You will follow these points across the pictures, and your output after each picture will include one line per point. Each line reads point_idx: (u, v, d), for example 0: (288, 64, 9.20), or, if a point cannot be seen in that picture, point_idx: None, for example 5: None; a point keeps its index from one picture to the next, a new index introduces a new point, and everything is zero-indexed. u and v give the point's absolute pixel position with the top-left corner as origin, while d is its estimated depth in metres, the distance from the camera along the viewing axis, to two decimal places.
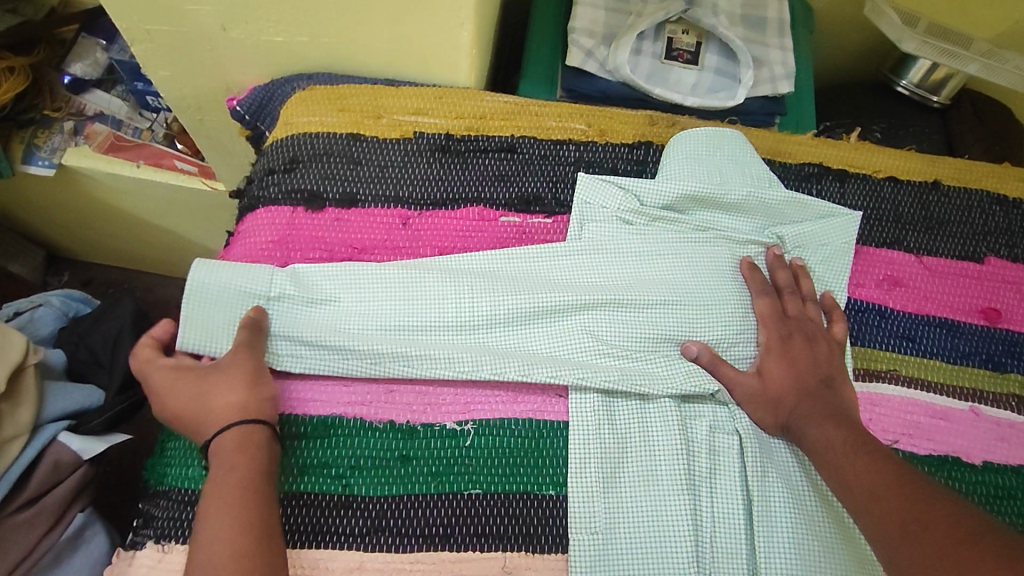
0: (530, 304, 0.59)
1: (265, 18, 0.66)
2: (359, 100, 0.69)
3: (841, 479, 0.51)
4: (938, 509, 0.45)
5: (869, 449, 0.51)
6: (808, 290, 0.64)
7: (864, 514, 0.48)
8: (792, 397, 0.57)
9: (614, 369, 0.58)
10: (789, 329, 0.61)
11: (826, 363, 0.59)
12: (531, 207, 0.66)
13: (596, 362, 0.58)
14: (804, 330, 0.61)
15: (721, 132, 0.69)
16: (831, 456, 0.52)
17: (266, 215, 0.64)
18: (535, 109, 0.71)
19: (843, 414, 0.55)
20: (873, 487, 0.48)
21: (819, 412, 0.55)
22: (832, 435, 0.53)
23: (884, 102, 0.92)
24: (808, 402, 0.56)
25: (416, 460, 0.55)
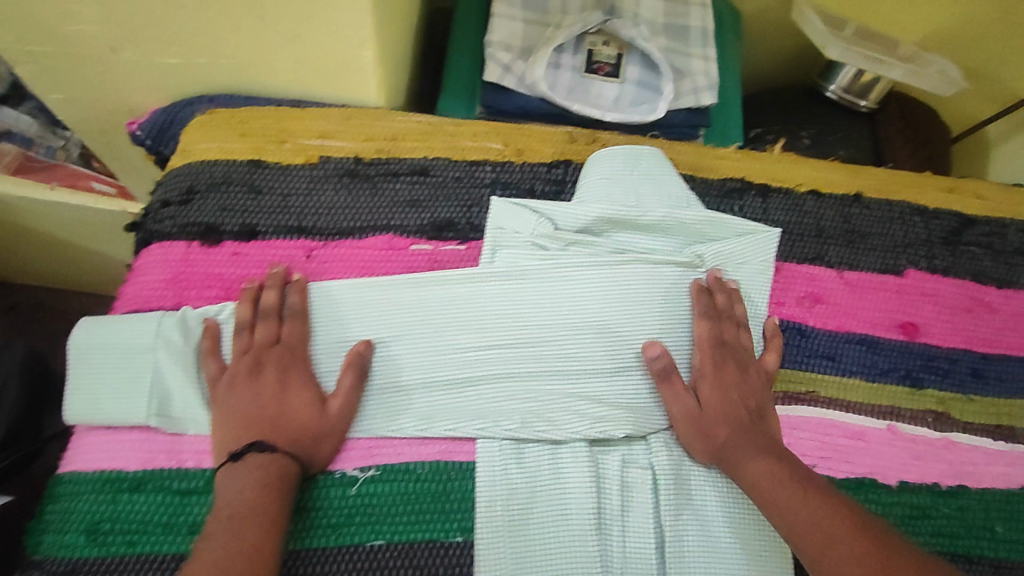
0: (432, 348, 0.58)
1: (153, 38, 0.61)
2: (261, 123, 0.65)
3: (786, 519, 0.49)
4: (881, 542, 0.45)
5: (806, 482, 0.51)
6: (741, 314, 0.63)
7: (809, 549, 0.47)
8: (726, 429, 0.56)
9: (516, 411, 0.57)
10: (724, 354, 0.60)
11: (758, 392, 0.59)
12: (443, 234, 0.64)
13: (495, 410, 0.57)
14: (737, 358, 0.60)
15: (640, 149, 0.67)
16: (766, 490, 0.51)
17: (160, 251, 0.60)
18: (450, 128, 0.68)
19: (777, 447, 0.55)
20: (820, 524, 0.47)
21: (756, 446, 0.55)
22: (773, 469, 0.52)
23: (815, 108, 0.91)
24: (741, 435, 0.56)
25: (317, 511, 0.53)
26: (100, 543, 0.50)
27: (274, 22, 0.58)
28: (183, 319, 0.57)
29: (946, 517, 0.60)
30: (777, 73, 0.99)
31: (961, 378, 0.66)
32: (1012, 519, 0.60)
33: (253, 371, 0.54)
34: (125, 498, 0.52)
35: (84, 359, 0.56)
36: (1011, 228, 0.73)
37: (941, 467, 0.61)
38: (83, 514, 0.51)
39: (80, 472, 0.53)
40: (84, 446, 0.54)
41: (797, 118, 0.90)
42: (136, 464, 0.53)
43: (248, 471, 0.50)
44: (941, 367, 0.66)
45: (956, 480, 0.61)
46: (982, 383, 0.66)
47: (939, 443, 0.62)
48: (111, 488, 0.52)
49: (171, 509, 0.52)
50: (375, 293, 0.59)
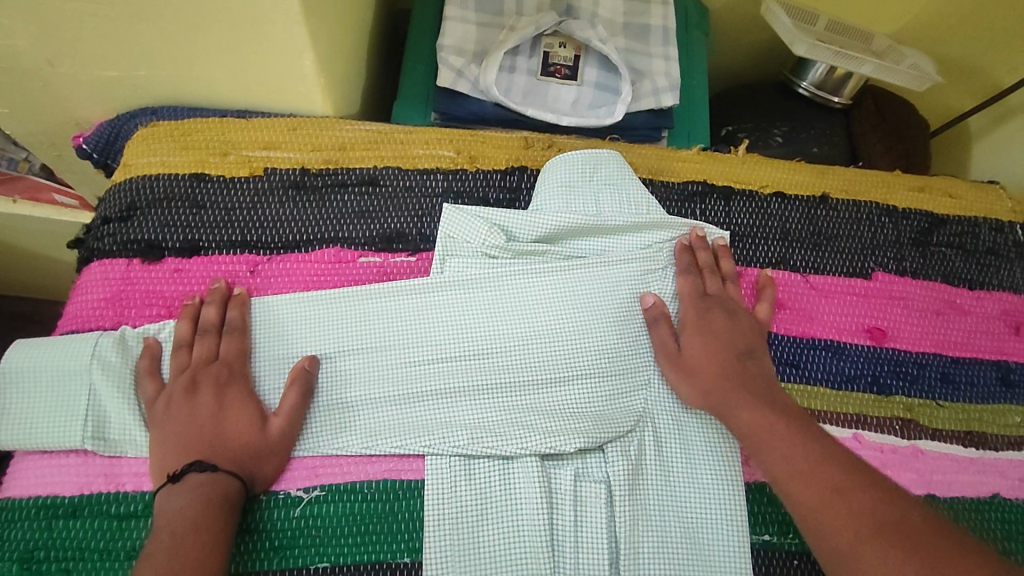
0: (379, 362, 0.57)
1: (88, 51, 0.60)
2: (205, 135, 0.64)
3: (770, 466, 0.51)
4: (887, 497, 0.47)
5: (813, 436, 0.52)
6: (727, 269, 0.63)
7: (810, 501, 0.48)
8: (717, 372, 0.56)
9: (464, 425, 0.55)
10: (708, 306, 0.60)
11: (748, 335, 0.59)
12: (393, 245, 0.62)
13: (443, 424, 0.55)
14: (725, 305, 0.60)
15: (596, 153, 0.65)
16: (769, 436, 0.52)
17: (100, 270, 0.59)
18: (401, 136, 0.66)
19: (768, 393, 0.55)
20: (826, 478, 0.48)
21: (746, 400, 0.54)
22: (759, 424, 0.53)
23: (786, 105, 0.89)
24: (732, 385, 0.55)
25: (258, 535, 0.51)
26: (34, 572, 0.49)
27: (208, 33, 0.57)
28: (122, 338, 0.55)
29: None
30: (749, 69, 0.96)
31: (931, 383, 0.64)
32: (983, 530, 0.58)
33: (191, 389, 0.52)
34: (60, 524, 0.50)
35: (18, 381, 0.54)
36: (983, 227, 0.71)
37: (909, 476, 0.59)
38: (17, 542, 0.50)
39: (15, 499, 0.51)
40: (18, 472, 0.52)
41: (768, 116, 0.88)
42: (71, 489, 0.51)
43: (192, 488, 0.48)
44: (909, 372, 0.64)
45: (925, 489, 0.59)
46: (952, 388, 0.64)
47: (907, 451, 0.60)
48: (46, 515, 0.50)
49: (109, 534, 0.50)
50: (324, 304, 0.58)
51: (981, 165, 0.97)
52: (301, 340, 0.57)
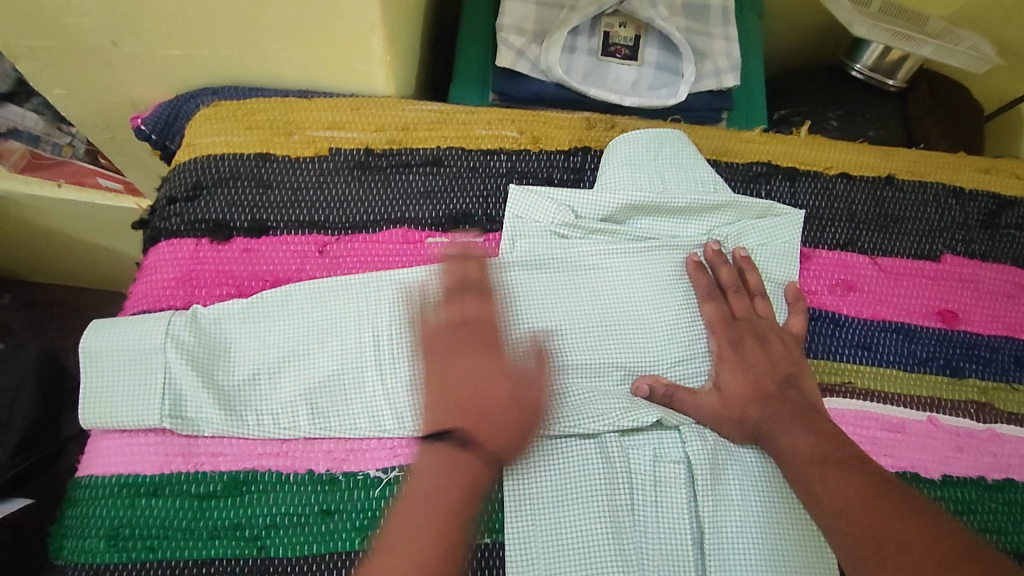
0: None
1: (152, 30, 0.59)
2: (268, 115, 0.63)
3: (809, 490, 0.50)
4: (914, 535, 0.44)
5: (854, 463, 0.50)
6: (754, 283, 0.60)
7: (839, 532, 0.47)
8: (753, 404, 0.55)
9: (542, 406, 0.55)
10: (738, 332, 0.58)
11: (784, 360, 0.57)
12: (460, 226, 0.61)
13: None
14: (755, 330, 0.58)
15: (661, 133, 0.64)
16: (803, 468, 0.51)
17: (169, 249, 0.59)
18: (462, 116, 0.66)
19: (810, 415, 0.53)
20: (853, 511, 0.47)
21: (787, 417, 0.53)
22: (803, 444, 0.51)
23: (839, 87, 0.88)
24: (775, 410, 0.54)
25: (339, 514, 0.51)
26: (121, 549, 0.49)
27: (279, 11, 0.56)
28: (194, 318, 0.55)
29: (993, 512, 0.57)
30: (798, 52, 0.95)
31: (1004, 367, 0.63)
32: None
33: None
34: (142, 502, 0.50)
35: (94, 359, 0.54)
36: None
37: (986, 460, 0.59)
38: (102, 519, 0.50)
39: (98, 476, 0.51)
40: (97, 450, 0.53)
41: (821, 99, 0.87)
42: (152, 468, 0.51)
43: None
44: (981, 355, 0.63)
45: (1001, 473, 0.58)
46: None
47: (983, 435, 0.60)
48: (130, 492, 0.51)
49: (190, 513, 0.50)
50: (390, 285, 0.57)
51: None
52: (369, 323, 0.56)
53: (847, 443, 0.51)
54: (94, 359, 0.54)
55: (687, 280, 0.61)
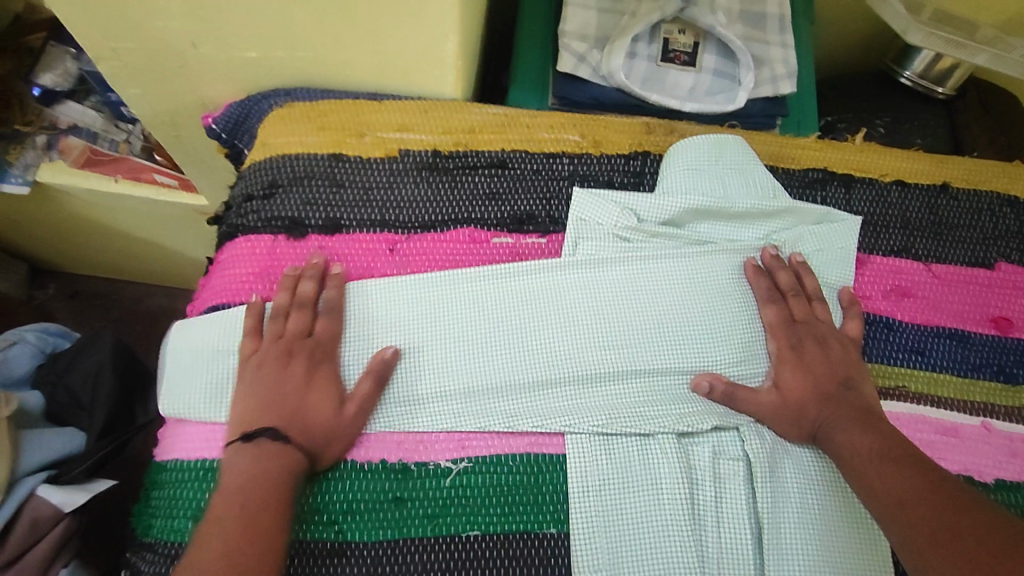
0: (524, 343, 0.58)
1: (234, 33, 0.62)
2: (340, 116, 0.65)
3: (864, 484, 0.51)
4: (963, 517, 0.46)
5: (908, 462, 0.51)
6: (812, 288, 0.62)
7: (892, 523, 0.48)
8: (814, 403, 0.57)
9: (604, 405, 0.57)
10: (799, 335, 0.60)
11: (842, 364, 0.58)
12: (524, 227, 0.63)
13: (584, 404, 0.57)
14: (815, 334, 0.60)
15: (722, 139, 0.65)
16: (858, 464, 0.52)
17: (246, 245, 0.61)
18: (525, 120, 0.67)
19: (869, 416, 0.55)
20: (906, 504, 0.48)
21: (846, 418, 0.55)
22: (861, 444, 0.53)
23: (888, 95, 0.89)
24: (835, 410, 0.56)
25: (411, 502, 0.53)
26: None
27: (361, 16, 0.58)
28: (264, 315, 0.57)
29: None
30: (845, 59, 0.96)
31: None
32: None
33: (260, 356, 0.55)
34: None
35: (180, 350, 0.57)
36: None
37: None
38: (188, 501, 0.52)
39: (183, 460, 0.54)
40: (181, 435, 0.55)
41: (869, 106, 0.88)
42: None
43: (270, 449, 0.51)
44: None
45: None
46: None
47: None
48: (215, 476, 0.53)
49: None
50: (454, 285, 0.59)
51: None
52: (433, 322, 0.58)
53: (905, 443, 0.53)
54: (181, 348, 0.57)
55: (747, 285, 0.62)
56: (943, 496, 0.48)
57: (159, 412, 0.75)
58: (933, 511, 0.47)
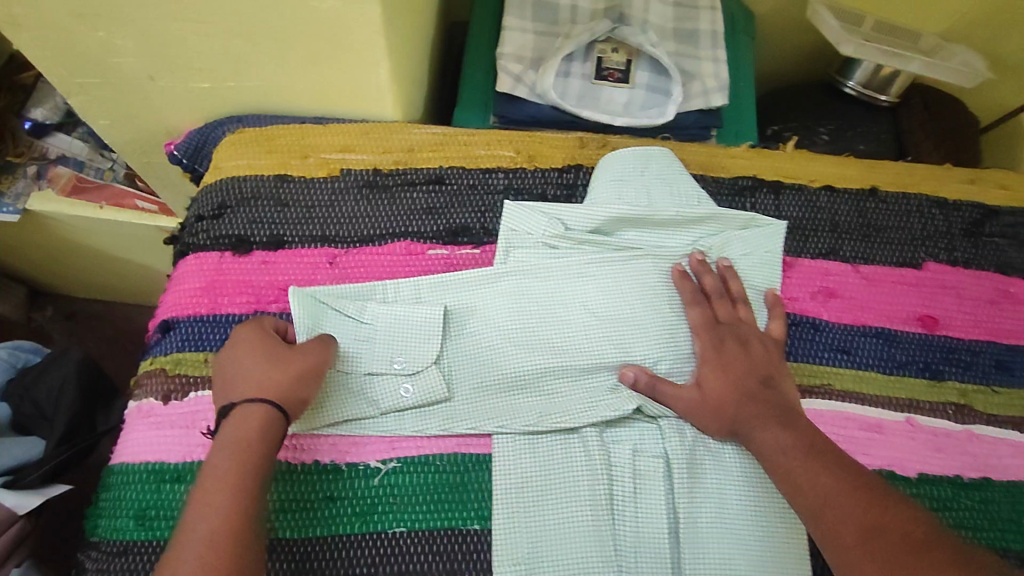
0: (465, 345, 0.61)
1: (187, 66, 0.66)
2: (287, 140, 0.70)
3: (792, 482, 0.52)
4: (892, 521, 0.46)
5: (827, 461, 0.52)
6: (736, 291, 0.64)
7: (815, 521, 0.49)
8: (735, 404, 0.58)
9: (536, 405, 0.59)
10: (721, 335, 0.61)
11: (762, 364, 0.60)
12: (458, 239, 0.66)
13: (516, 403, 0.60)
14: (736, 334, 0.61)
15: (648, 150, 0.68)
16: (784, 461, 0.53)
17: (196, 262, 0.65)
18: (463, 138, 0.71)
19: (789, 415, 0.56)
20: (829, 506, 0.49)
21: (766, 416, 0.56)
22: (783, 439, 0.54)
23: (833, 103, 0.91)
24: (757, 407, 0.57)
25: (342, 500, 0.56)
26: (146, 528, 0.54)
27: (300, 45, 0.62)
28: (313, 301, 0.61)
29: (969, 510, 0.59)
30: (795, 71, 0.99)
31: (984, 370, 0.64)
32: None
33: (268, 357, 0.55)
34: (167, 487, 0.55)
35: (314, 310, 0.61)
36: None
37: (963, 460, 0.61)
38: (133, 501, 0.55)
39: (128, 463, 0.57)
40: (127, 441, 0.58)
41: (815, 114, 0.90)
42: (176, 456, 0.56)
43: (230, 447, 0.50)
44: (962, 358, 0.65)
45: (979, 472, 0.60)
46: (1007, 375, 0.64)
47: (961, 436, 0.62)
48: (156, 478, 0.56)
49: None
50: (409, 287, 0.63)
51: None
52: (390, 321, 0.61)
53: (823, 441, 0.54)
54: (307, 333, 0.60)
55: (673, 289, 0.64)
56: (862, 495, 0.49)
57: (121, 420, 0.78)
58: (853, 510, 0.48)
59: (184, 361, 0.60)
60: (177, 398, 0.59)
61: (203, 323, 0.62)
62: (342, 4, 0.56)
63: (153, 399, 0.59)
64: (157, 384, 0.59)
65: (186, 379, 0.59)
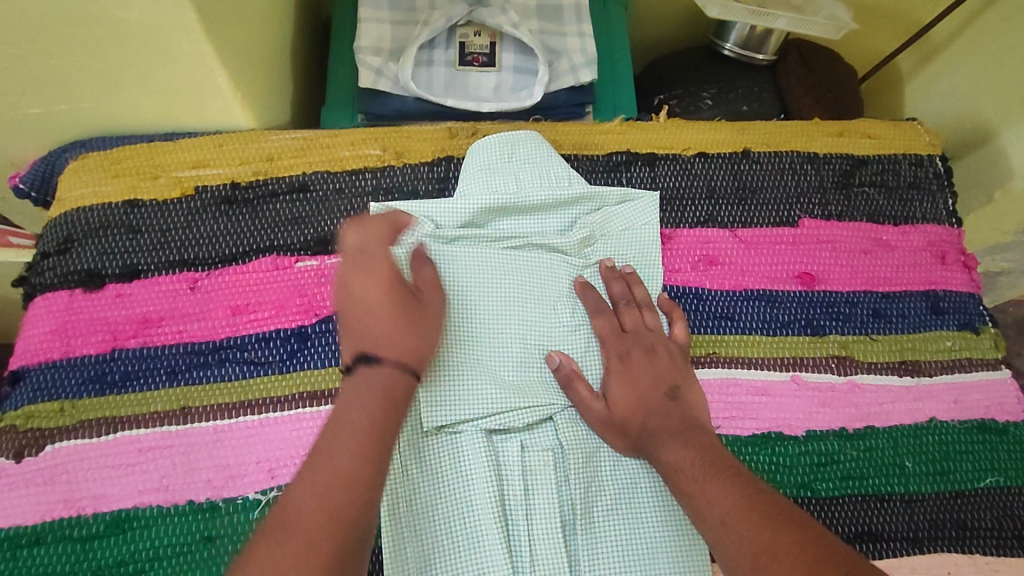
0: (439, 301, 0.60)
1: (7, 95, 0.60)
2: (134, 161, 0.65)
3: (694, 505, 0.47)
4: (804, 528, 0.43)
5: (719, 472, 0.47)
6: (641, 296, 0.62)
7: (720, 545, 0.44)
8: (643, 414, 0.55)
9: (506, 382, 0.59)
10: (627, 346, 0.59)
11: (667, 372, 0.57)
12: (328, 247, 0.63)
13: (481, 380, 0.58)
14: (642, 342, 0.59)
15: (515, 135, 0.67)
16: (681, 479, 0.49)
17: (44, 304, 0.60)
18: (326, 140, 0.68)
19: (691, 427, 0.53)
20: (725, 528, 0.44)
21: (667, 430, 0.53)
22: (682, 456, 0.50)
23: (713, 64, 0.90)
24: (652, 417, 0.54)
25: (220, 539, 0.53)
26: None
27: (126, 61, 0.58)
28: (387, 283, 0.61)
29: (854, 459, 0.60)
30: (676, 36, 0.98)
31: (862, 320, 0.66)
32: (923, 454, 0.61)
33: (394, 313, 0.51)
34: (24, 552, 0.52)
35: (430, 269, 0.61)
36: (903, 163, 0.72)
37: (848, 411, 0.62)
38: None
39: None
40: None
41: (697, 77, 0.89)
42: (33, 518, 0.53)
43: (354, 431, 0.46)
44: (841, 311, 0.66)
45: (863, 422, 0.61)
46: (885, 322, 0.66)
47: (845, 387, 0.63)
48: (11, 544, 0.52)
49: (73, 557, 0.52)
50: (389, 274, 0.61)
51: (914, 103, 0.98)
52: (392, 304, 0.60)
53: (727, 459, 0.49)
54: (527, 298, 0.62)
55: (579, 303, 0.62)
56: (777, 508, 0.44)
57: None
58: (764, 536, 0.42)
59: (36, 413, 0.56)
60: (29, 454, 0.55)
61: (55, 369, 0.58)
62: (155, 13, 0.52)
63: (3, 459, 0.55)
64: (5, 442, 0.55)
65: (38, 433, 0.55)
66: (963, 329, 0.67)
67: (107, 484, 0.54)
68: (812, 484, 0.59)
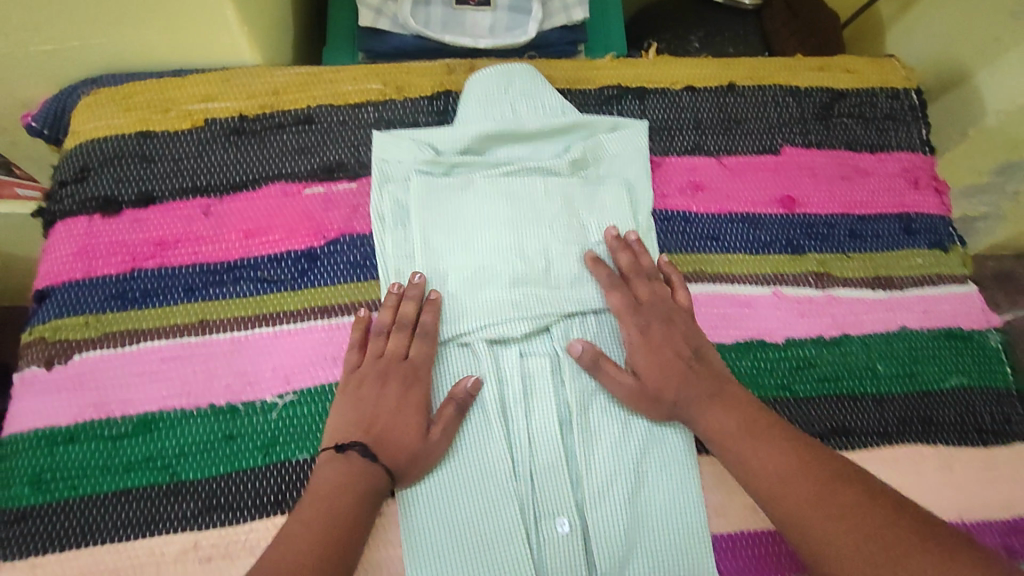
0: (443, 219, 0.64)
1: (20, 30, 0.63)
2: (145, 96, 0.68)
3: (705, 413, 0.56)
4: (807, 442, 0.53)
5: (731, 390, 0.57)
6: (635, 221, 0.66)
7: (731, 453, 0.54)
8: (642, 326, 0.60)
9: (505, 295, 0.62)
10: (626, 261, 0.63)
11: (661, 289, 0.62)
12: (334, 175, 0.67)
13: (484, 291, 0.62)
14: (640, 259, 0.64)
15: (511, 69, 0.70)
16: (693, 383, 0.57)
17: (65, 228, 0.63)
18: (329, 76, 0.70)
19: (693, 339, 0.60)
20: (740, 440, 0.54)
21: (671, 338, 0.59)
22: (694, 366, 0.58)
23: (701, 8, 0.93)
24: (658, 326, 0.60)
25: (241, 437, 0.57)
26: (44, 491, 0.54)
27: None
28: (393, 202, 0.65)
29: (830, 363, 0.64)
30: None
31: (840, 240, 0.70)
32: (894, 360, 0.65)
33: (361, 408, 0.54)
34: (60, 449, 0.56)
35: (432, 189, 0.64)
36: (880, 96, 0.76)
37: (825, 320, 0.66)
38: (24, 468, 0.55)
39: (23, 430, 0.56)
40: (16, 410, 0.57)
41: (686, 20, 0.93)
42: (67, 418, 0.56)
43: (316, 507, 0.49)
44: (820, 232, 0.70)
45: (839, 330, 0.66)
46: (861, 241, 0.70)
47: (822, 301, 0.67)
48: (48, 441, 0.56)
49: (106, 452, 0.56)
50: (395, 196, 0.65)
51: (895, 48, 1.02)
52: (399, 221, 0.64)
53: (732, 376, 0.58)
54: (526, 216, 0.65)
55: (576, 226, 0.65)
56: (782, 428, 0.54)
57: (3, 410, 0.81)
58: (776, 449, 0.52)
59: (64, 325, 0.59)
60: (60, 362, 0.58)
61: (78, 287, 0.61)
62: None
63: (35, 368, 0.58)
64: (36, 352, 0.59)
65: (66, 344, 0.59)
66: (933, 248, 0.71)
67: (134, 393, 0.57)
68: (791, 386, 0.63)
